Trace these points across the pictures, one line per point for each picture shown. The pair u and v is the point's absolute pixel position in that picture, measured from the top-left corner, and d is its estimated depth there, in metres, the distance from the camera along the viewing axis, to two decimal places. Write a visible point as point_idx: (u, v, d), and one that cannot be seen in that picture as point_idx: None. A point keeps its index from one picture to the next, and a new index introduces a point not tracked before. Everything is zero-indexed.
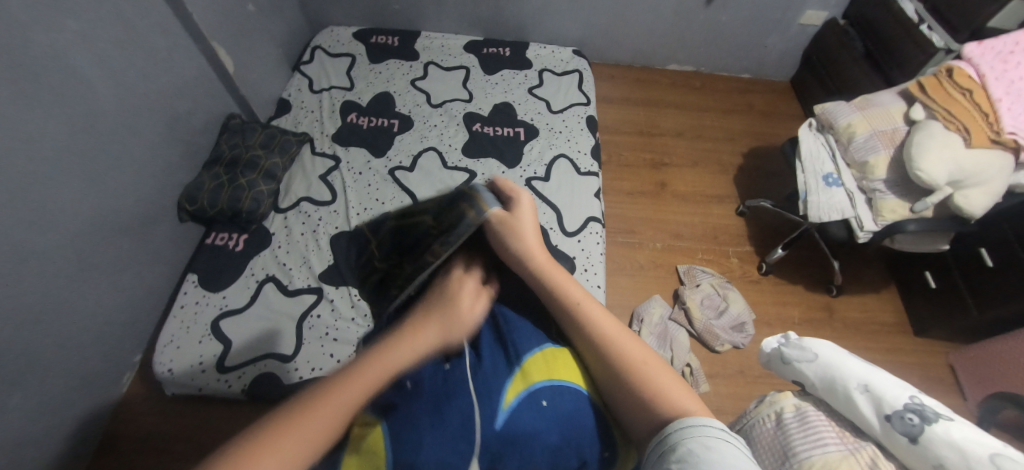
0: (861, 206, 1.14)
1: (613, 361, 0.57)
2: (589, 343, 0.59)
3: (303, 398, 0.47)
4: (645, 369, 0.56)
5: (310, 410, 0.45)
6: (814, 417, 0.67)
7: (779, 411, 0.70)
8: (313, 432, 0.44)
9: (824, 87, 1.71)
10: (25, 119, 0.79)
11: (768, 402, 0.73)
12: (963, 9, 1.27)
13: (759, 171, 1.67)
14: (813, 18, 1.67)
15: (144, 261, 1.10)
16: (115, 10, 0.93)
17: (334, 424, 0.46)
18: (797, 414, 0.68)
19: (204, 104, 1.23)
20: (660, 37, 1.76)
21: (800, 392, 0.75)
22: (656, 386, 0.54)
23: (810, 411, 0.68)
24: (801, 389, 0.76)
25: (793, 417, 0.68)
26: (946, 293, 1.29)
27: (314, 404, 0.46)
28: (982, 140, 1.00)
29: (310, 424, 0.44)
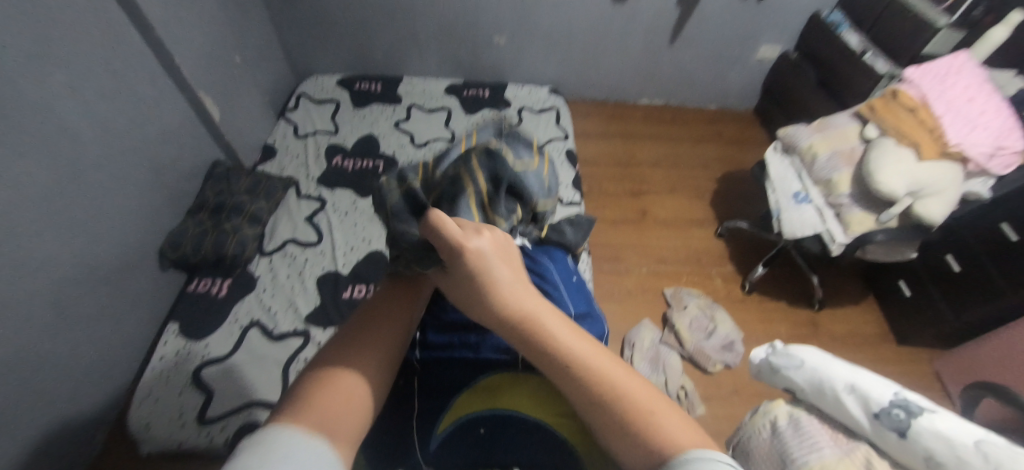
0: (831, 221, 1.20)
1: (610, 415, 0.44)
2: (579, 397, 0.45)
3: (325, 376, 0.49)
4: (651, 416, 0.43)
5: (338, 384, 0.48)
6: (807, 423, 0.67)
7: (772, 420, 0.71)
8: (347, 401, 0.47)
9: (786, 114, 1.83)
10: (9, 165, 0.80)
11: (761, 412, 0.73)
12: (900, 39, 1.40)
13: (734, 194, 1.74)
14: (768, 53, 1.81)
15: (124, 310, 1.07)
16: (103, 61, 0.96)
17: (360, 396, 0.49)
18: (791, 421, 0.69)
19: (189, 152, 1.24)
20: (630, 75, 1.87)
21: (789, 400, 0.76)
22: (666, 438, 0.41)
23: (803, 418, 0.68)
24: (790, 397, 0.77)
25: (786, 424, 0.69)
26: (920, 301, 1.34)
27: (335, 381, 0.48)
28: (932, 153, 1.07)
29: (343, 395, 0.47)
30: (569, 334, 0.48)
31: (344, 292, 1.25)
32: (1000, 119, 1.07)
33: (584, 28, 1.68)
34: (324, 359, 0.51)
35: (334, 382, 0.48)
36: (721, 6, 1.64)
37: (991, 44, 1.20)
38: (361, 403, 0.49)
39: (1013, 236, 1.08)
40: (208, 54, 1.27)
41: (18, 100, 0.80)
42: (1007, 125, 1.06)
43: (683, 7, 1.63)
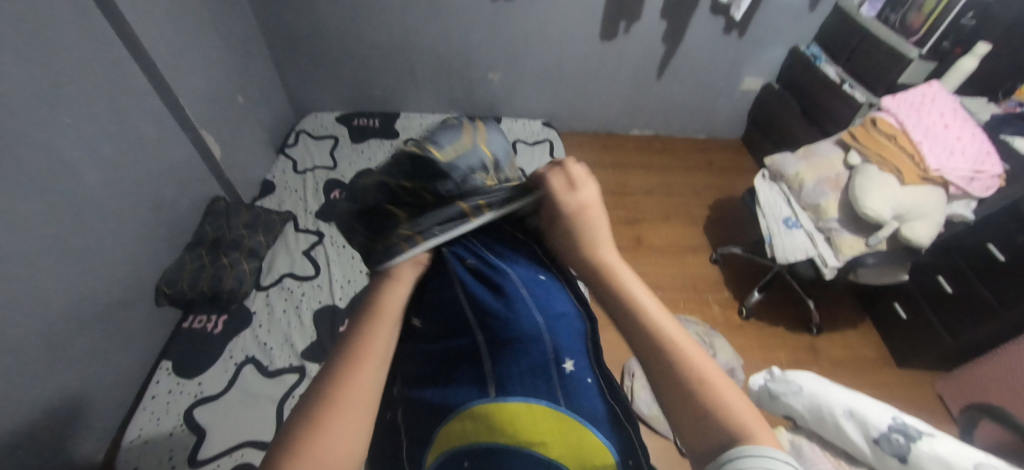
0: (822, 245, 1.22)
1: (678, 398, 0.36)
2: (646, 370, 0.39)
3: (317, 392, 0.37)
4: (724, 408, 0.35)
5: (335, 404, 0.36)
6: (810, 451, 0.69)
7: None
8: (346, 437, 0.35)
9: (773, 142, 1.89)
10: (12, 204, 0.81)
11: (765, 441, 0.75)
12: (874, 70, 1.47)
13: (726, 220, 1.77)
14: (751, 85, 1.88)
15: (118, 347, 1.06)
16: (110, 102, 0.99)
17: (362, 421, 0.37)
18: (794, 450, 0.70)
19: (189, 189, 1.26)
20: (620, 107, 1.93)
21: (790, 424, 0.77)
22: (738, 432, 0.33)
23: (804, 445, 0.70)
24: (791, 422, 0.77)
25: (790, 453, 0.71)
26: (915, 322, 1.34)
27: (330, 412, 0.35)
28: (913, 178, 1.11)
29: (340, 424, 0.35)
30: (655, 305, 0.42)
31: (340, 325, 1.24)
32: (975, 144, 1.11)
33: (574, 63, 1.75)
34: (317, 379, 0.38)
35: (333, 415, 0.35)
36: (704, 42, 1.71)
37: (962, 72, 1.26)
38: (368, 428, 0.37)
39: (1000, 257, 1.10)
40: (212, 93, 1.31)
41: (25, 140, 0.82)
42: (982, 149, 1.10)
43: (668, 43, 1.71)
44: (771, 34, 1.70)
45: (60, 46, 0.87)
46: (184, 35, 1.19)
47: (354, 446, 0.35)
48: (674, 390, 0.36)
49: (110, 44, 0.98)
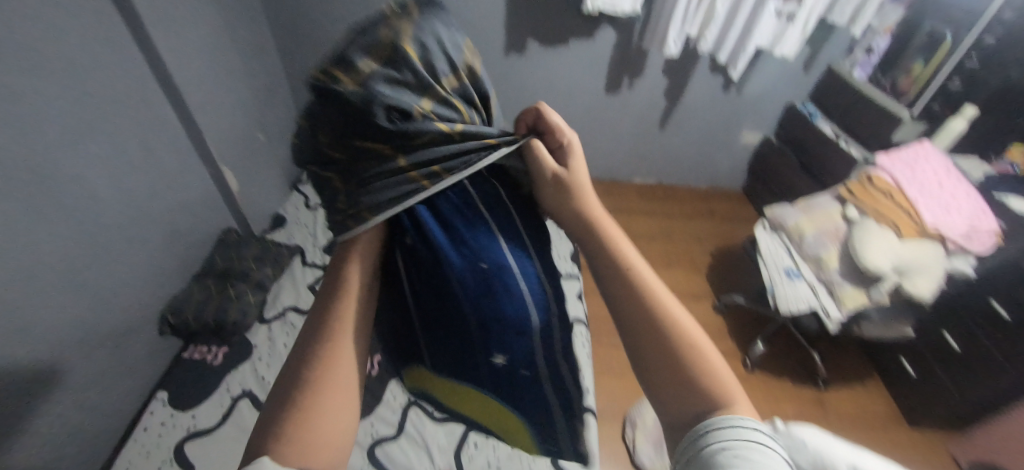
0: (825, 296, 1.21)
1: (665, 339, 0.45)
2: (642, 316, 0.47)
3: (305, 377, 0.43)
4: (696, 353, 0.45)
5: (320, 390, 0.43)
6: None
7: None
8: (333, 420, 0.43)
9: (772, 193, 1.94)
10: (42, 236, 0.81)
11: None
12: (867, 129, 1.53)
13: (728, 268, 1.78)
14: (750, 138, 1.95)
15: (116, 377, 1.05)
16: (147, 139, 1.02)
17: (346, 399, 0.45)
18: None
19: (204, 220, 1.29)
20: (624, 155, 2.00)
21: None
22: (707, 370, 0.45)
23: None
24: None
25: None
26: (924, 379, 1.32)
27: (319, 399, 0.42)
28: (911, 233, 1.12)
29: (327, 406, 0.43)
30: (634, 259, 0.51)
31: None
32: (970, 203, 1.14)
33: (580, 113, 1.83)
34: (297, 362, 0.45)
35: (315, 393, 0.42)
36: (705, 97, 1.79)
37: (953, 133, 1.32)
38: (352, 403, 0.45)
39: (1005, 314, 1.10)
40: (234, 130, 1.37)
41: (60, 176, 0.83)
42: (978, 208, 1.12)
43: (670, 97, 1.79)
44: (768, 91, 1.79)
45: (105, 84, 0.89)
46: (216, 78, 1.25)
47: (341, 426, 0.44)
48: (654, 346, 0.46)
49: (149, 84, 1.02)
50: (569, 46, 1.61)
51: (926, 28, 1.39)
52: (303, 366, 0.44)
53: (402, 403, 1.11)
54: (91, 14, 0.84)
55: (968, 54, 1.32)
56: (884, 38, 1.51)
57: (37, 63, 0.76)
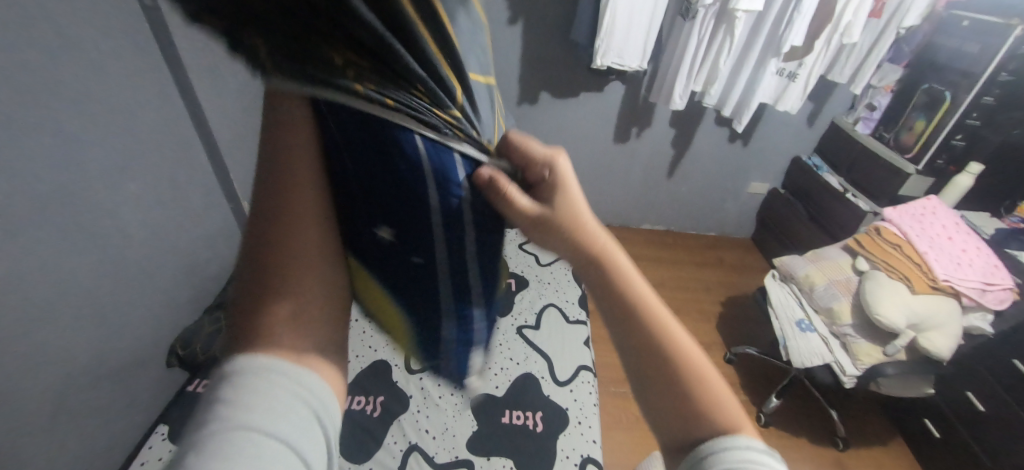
0: (839, 351, 1.20)
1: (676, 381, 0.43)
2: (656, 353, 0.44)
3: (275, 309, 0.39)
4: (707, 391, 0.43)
5: (292, 327, 0.40)
6: None
7: None
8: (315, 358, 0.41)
9: (782, 243, 1.94)
10: (65, 267, 0.84)
11: None
12: (873, 182, 1.54)
13: (739, 319, 1.75)
14: (758, 188, 1.98)
15: (117, 410, 1.04)
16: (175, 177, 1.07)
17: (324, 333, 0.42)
18: None
19: (221, 255, 1.32)
20: (633, 202, 2.03)
21: None
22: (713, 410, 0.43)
23: None
24: None
25: None
26: (952, 444, 1.25)
27: (293, 337, 0.39)
28: (924, 287, 1.11)
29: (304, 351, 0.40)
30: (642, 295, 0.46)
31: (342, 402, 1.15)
32: (982, 257, 1.14)
33: (589, 161, 1.88)
34: (256, 288, 0.39)
35: (289, 332, 0.39)
36: (711, 148, 1.84)
37: (960, 188, 1.32)
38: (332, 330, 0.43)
39: None
40: None
41: (90, 210, 0.87)
42: (990, 263, 1.13)
43: (677, 148, 1.84)
44: (773, 144, 1.83)
45: (143, 128, 0.96)
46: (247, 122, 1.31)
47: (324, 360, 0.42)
48: (661, 390, 0.43)
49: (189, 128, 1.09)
50: (580, 98, 1.69)
51: (926, 87, 1.42)
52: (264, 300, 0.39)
53: (403, 448, 1.08)
54: (136, 72, 0.93)
55: (968, 112, 1.32)
56: (885, 95, 1.57)
57: (83, 108, 0.83)
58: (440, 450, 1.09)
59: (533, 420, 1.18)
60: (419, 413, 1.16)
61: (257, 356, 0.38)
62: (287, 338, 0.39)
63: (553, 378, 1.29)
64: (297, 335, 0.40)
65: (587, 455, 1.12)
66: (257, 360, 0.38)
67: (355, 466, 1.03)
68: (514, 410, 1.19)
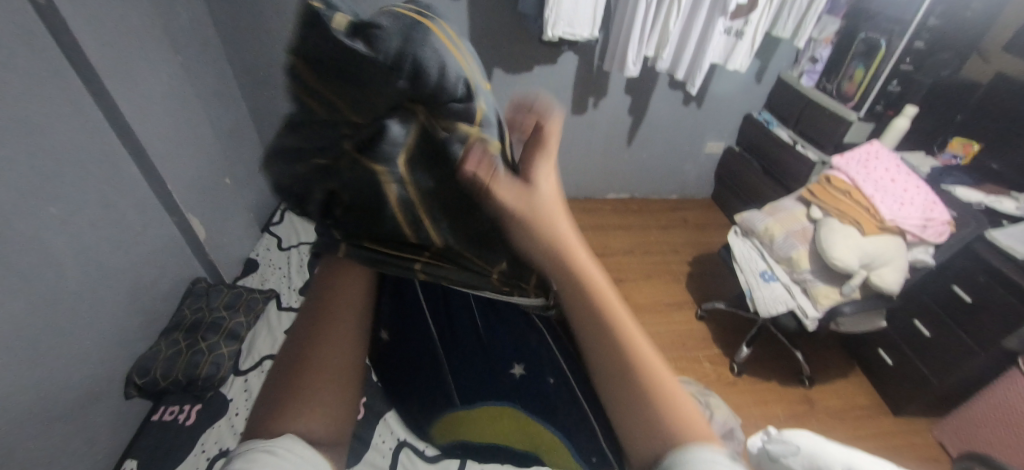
0: (800, 296, 1.26)
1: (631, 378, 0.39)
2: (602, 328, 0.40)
3: (285, 380, 0.42)
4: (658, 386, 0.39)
5: (301, 396, 0.41)
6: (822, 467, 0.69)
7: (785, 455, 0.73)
8: (321, 410, 0.42)
9: (739, 199, 2.01)
10: None
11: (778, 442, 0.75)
12: (820, 133, 1.60)
13: (706, 276, 1.82)
14: (714, 147, 2.03)
15: (76, 454, 0.94)
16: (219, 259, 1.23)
17: (339, 401, 0.43)
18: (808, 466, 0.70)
19: (171, 270, 1.20)
20: (597, 171, 2.03)
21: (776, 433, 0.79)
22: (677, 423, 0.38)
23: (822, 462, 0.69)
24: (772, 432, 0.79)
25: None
26: (903, 369, 1.35)
27: (298, 398, 0.41)
28: (873, 229, 1.16)
29: (315, 402, 0.42)
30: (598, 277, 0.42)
31: None
32: (922, 195, 1.20)
33: None
34: (280, 370, 0.43)
35: (291, 399, 0.41)
36: (666, 113, 1.86)
37: (899, 130, 1.40)
38: (341, 400, 0.43)
39: (967, 297, 1.17)
40: (203, 179, 1.28)
41: None
42: (928, 199, 1.19)
43: (634, 115, 1.85)
44: (724, 103, 1.88)
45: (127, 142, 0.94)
46: (183, 128, 1.20)
47: (326, 412, 0.42)
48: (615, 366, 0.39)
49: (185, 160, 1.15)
50: (533, 72, 1.66)
51: (863, 36, 1.48)
52: (280, 368, 0.43)
53: (392, 446, 1.07)
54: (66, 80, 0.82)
55: (901, 58, 1.39)
56: (826, 47, 1.62)
57: None
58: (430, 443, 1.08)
59: None
60: None
61: (251, 439, 0.40)
62: (297, 403, 0.41)
63: None
64: (302, 411, 0.41)
65: None
66: (248, 442, 0.40)
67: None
68: None
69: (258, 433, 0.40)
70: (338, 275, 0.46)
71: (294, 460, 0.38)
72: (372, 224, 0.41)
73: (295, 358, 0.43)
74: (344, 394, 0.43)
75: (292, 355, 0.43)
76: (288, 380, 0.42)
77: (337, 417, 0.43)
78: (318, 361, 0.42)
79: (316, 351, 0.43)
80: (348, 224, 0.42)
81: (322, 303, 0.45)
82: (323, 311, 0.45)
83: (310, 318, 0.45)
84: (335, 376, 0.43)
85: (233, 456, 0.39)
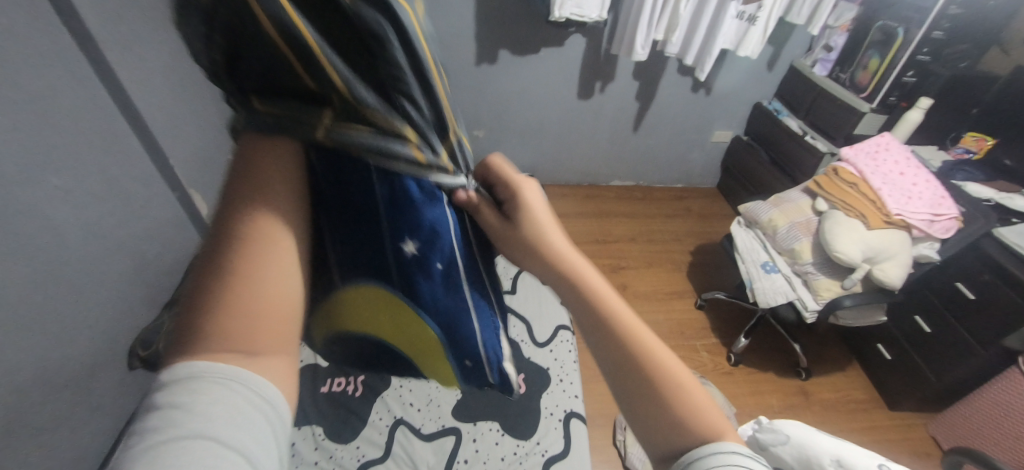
0: (800, 288, 1.25)
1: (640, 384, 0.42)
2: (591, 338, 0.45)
3: (215, 286, 0.34)
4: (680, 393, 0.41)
5: (235, 305, 0.35)
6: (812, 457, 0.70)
7: (776, 441, 0.74)
8: (268, 315, 0.36)
9: (745, 189, 1.99)
10: None
11: (768, 429, 0.75)
12: (832, 123, 1.57)
13: (708, 266, 1.81)
14: (722, 136, 2.00)
15: (81, 421, 0.97)
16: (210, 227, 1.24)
17: (283, 304, 0.37)
18: (798, 455, 0.71)
19: (173, 244, 1.20)
20: (602, 157, 2.01)
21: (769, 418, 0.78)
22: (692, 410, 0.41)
23: (811, 452, 0.70)
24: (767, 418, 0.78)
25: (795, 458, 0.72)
26: (901, 364, 1.35)
27: (234, 298, 0.35)
28: (878, 223, 1.15)
29: (252, 303, 0.35)
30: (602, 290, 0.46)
31: (321, 386, 1.13)
32: (931, 189, 1.18)
33: (554, 120, 1.84)
34: (213, 274, 0.35)
35: (228, 311, 0.34)
36: (674, 99, 1.83)
37: (911, 122, 1.36)
38: (289, 305, 0.38)
39: (970, 295, 1.15)
40: (205, 155, 1.28)
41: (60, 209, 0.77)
42: (937, 195, 1.17)
43: (642, 100, 1.82)
44: (734, 90, 1.84)
45: None
46: (184, 103, 1.19)
47: (272, 322, 0.36)
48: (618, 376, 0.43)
49: (173, 131, 1.13)
50: (540, 54, 1.63)
51: (881, 25, 1.43)
52: (205, 272, 0.35)
53: (388, 423, 1.09)
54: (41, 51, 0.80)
55: (919, 48, 1.32)
56: (842, 35, 1.58)
57: None
58: (426, 421, 1.10)
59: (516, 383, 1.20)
60: (401, 388, 1.16)
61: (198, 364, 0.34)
62: (234, 333, 0.34)
63: (531, 340, 1.31)
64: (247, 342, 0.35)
65: (570, 410, 1.16)
66: (194, 364, 0.33)
67: (341, 445, 1.04)
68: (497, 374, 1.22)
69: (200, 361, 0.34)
70: (257, 158, 0.36)
71: (269, 417, 0.35)
72: (290, 106, 0.36)
73: (217, 264, 0.35)
74: (289, 295, 0.38)
75: (220, 255, 0.35)
76: (222, 297, 0.34)
77: (284, 320, 0.37)
78: (252, 267, 0.35)
79: (254, 255, 0.36)
80: (257, 116, 0.36)
81: (245, 181, 0.36)
82: (252, 197, 0.36)
83: (232, 211, 0.36)
84: (271, 281, 0.36)
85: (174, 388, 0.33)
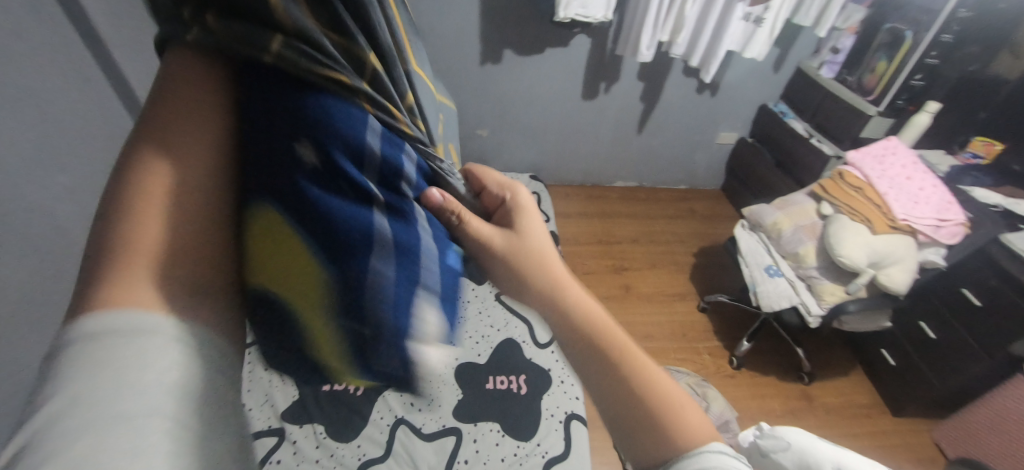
0: (804, 292, 1.25)
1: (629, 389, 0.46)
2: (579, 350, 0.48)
3: (122, 212, 0.33)
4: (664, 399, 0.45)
5: (139, 236, 0.33)
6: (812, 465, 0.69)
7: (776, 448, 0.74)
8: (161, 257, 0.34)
9: (749, 192, 1.98)
10: None
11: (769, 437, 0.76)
12: (839, 126, 1.56)
13: (711, 268, 1.80)
14: (727, 138, 1.99)
15: None
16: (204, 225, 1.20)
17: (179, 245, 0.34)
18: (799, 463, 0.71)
19: None
20: (606, 158, 2.01)
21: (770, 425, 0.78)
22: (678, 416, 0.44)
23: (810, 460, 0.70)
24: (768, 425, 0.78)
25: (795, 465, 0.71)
26: (905, 370, 1.34)
27: (135, 228, 0.33)
28: (884, 227, 1.14)
29: (149, 238, 0.34)
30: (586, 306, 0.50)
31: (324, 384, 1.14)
32: (938, 194, 1.17)
33: (557, 121, 1.84)
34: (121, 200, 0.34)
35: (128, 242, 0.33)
36: (679, 101, 1.82)
37: (918, 127, 1.34)
38: (188, 248, 0.35)
39: (976, 301, 1.14)
40: None
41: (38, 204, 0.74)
42: (944, 199, 1.16)
43: (646, 102, 1.81)
44: (740, 92, 1.83)
45: None
46: None
47: (172, 260, 0.34)
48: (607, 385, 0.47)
49: None
50: (544, 54, 1.62)
51: (889, 27, 1.42)
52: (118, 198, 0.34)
53: (390, 422, 1.09)
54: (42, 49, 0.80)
55: (927, 51, 1.31)
56: (849, 37, 1.57)
57: None
58: (427, 421, 1.11)
59: (517, 383, 1.20)
60: None
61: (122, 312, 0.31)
62: (138, 271, 0.33)
63: (533, 341, 1.31)
64: (136, 283, 0.32)
65: (571, 412, 1.16)
66: (116, 315, 0.31)
67: (343, 443, 1.04)
68: (498, 375, 1.22)
69: (117, 305, 0.31)
70: (175, 80, 0.35)
71: (167, 411, 0.29)
72: (238, 28, 0.31)
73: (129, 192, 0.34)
74: (187, 233, 0.35)
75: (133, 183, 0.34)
76: (126, 228, 0.33)
77: (176, 262, 0.34)
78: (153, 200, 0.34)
79: (151, 186, 0.34)
80: (210, 31, 0.31)
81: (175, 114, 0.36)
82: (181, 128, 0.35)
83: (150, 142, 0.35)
84: (176, 217, 0.34)
85: (75, 350, 0.30)
